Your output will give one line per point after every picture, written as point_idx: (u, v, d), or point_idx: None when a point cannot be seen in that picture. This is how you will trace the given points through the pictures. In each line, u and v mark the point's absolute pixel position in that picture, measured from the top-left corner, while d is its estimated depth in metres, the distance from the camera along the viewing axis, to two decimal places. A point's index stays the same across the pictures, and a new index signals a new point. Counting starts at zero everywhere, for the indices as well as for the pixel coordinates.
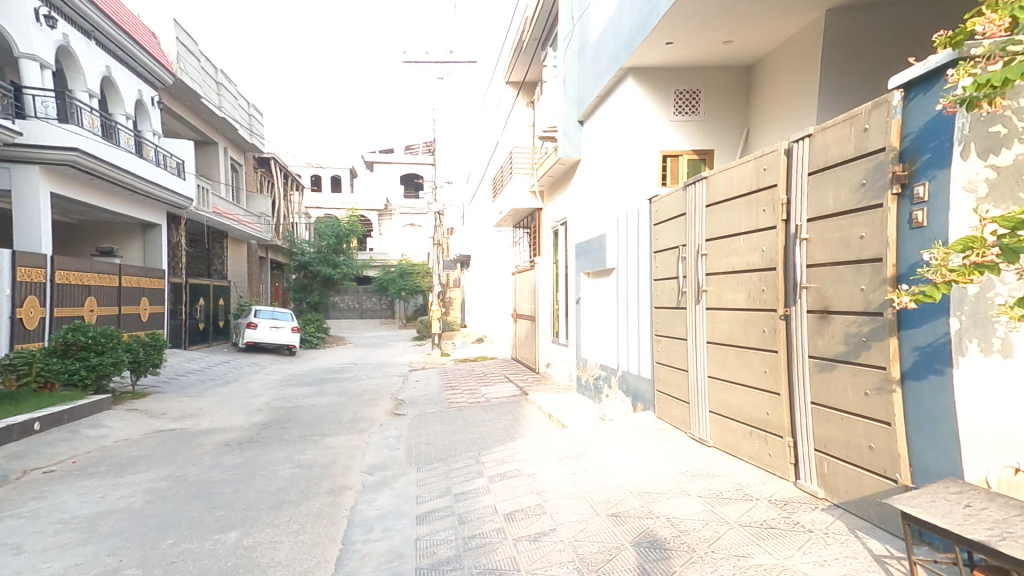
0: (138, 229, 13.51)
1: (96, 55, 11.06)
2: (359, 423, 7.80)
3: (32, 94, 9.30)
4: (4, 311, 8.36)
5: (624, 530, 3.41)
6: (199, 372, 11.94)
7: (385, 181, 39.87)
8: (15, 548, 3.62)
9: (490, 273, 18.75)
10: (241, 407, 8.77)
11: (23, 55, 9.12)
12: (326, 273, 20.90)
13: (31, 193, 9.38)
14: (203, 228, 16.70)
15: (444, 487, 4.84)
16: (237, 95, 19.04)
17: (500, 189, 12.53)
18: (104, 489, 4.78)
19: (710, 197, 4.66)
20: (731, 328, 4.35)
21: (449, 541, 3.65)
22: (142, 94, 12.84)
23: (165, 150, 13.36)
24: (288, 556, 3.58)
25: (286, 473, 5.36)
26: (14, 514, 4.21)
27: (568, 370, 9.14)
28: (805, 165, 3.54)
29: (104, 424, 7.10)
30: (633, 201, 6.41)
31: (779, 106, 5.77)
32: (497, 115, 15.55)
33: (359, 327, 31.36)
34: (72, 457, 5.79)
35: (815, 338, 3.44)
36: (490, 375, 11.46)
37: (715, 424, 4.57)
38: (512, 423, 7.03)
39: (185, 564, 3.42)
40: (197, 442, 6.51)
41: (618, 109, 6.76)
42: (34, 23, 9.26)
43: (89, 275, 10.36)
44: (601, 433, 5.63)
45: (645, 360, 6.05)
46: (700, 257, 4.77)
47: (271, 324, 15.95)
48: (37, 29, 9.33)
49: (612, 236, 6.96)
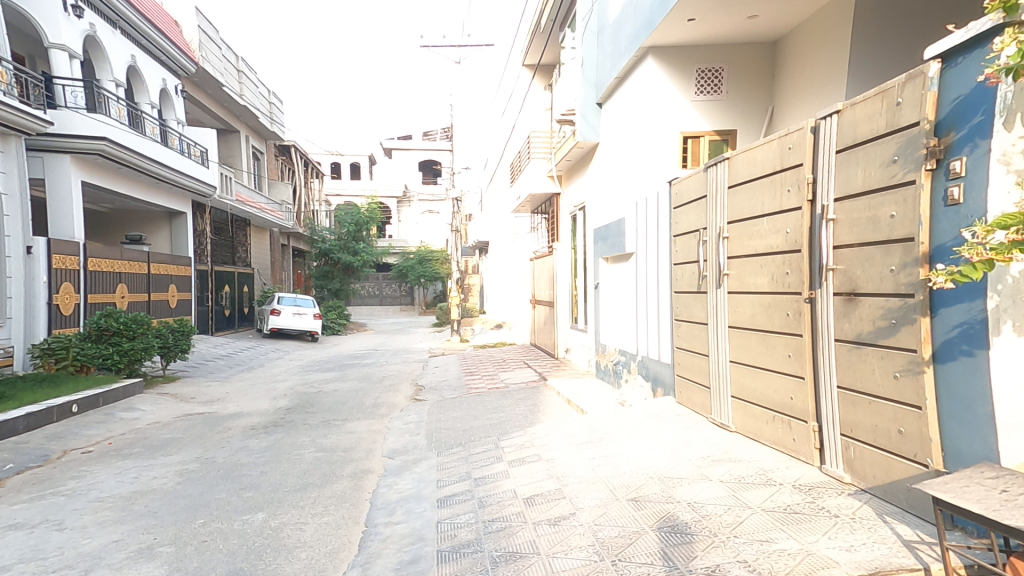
0: (164, 217, 13.77)
1: (121, 44, 11.22)
2: (380, 408, 7.92)
3: (62, 84, 9.44)
4: (42, 297, 8.67)
5: (645, 515, 3.40)
6: (225, 358, 12.22)
7: (403, 168, 39.89)
8: (57, 525, 3.78)
9: (508, 259, 18.75)
10: (266, 392, 8.95)
11: (53, 45, 9.32)
12: (346, 261, 21.07)
13: (63, 182, 9.62)
14: (227, 217, 16.96)
15: (465, 470, 4.90)
16: (258, 83, 19.21)
17: (517, 175, 12.47)
18: (137, 470, 4.95)
19: (732, 178, 4.56)
20: (754, 312, 4.28)
21: (470, 524, 3.70)
22: (166, 83, 13.01)
23: (189, 138, 13.55)
24: (313, 537, 3.67)
25: (309, 457, 5.47)
26: (55, 493, 4.39)
27: (587, 355, 9.14)
28: (833, 144, 3.43)
29: (137, 408, 7.33)
30: (652, 184, 6.31)
31: (806, 84, 5.59)
32: (514, 99, 15.41)
33: (378, 314, 31.67)
34: (107, 438, 6.00)
35: (842, 320, 3.36)
36: (509, 361, 11.49)
37: (738, 409, 4.52)
38: (531, 408, 7.07)
39: (215, 543, 3.53)
40: (223, 426, 6.68)
41: (638, 90, 6.59)
42: (63, 13, 9.44)
43: (119, 262, 10.61)
44: (620, 417, 5.63)
45: (665, 345, 6.00)
46: (722, 240, 4.69)
47: (293, 311, 16.19)
48: (65, 19, 9.51)
49: (630, 219, 6.88)
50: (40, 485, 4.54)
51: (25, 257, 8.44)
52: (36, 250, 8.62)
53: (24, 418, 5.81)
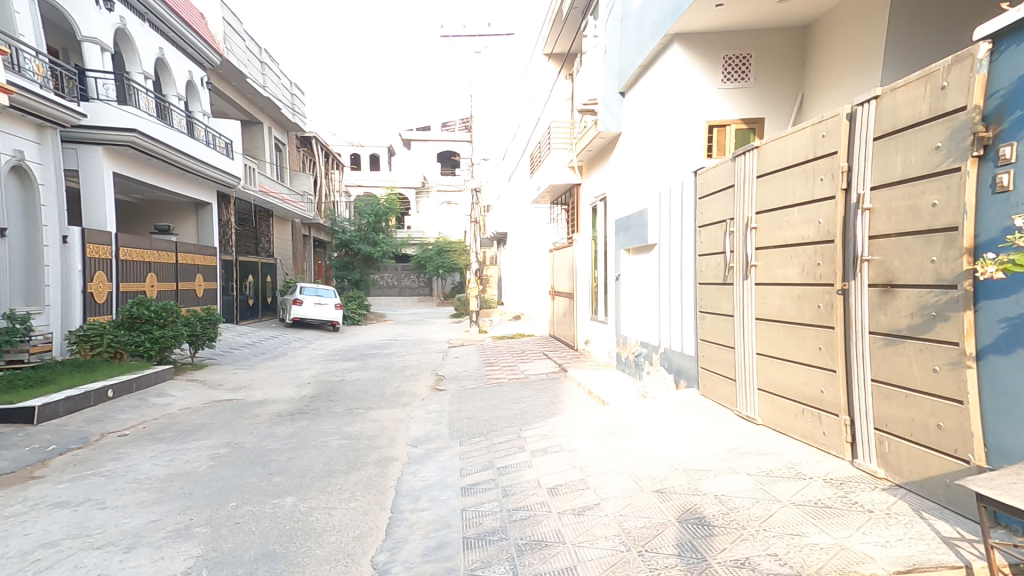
0: (191, 208, 14.01)
1: (150, 36, 11.38)
2: (402, 397, 8.01)
3: (94, 76, 9.62)
4: (77, 285, 8.94)
5: (670, 507, 3.39)
6: (250, 347, 12.45)
7: (422, 158, 39.97)
8: (100, 503, 3.90)
9: (527, 250, 18.69)
10: (290, 380, 9.12)
11: (85, 39, 9.51)
12: (366, 251, 21.26)
13: (96, 173, 9.80)
14: (250, 207, 17.18)
15: (488, 460, 4.92)
16: (281, 74, 19.38)
17: (537, 165, 12.40)
18: (171, 453, 5.08)
19: (761, 167, 4.48)
20: (783, 303, 4.20)
21: (495, 512, 3.73)
22: (192, 75, 13.17)
23: (214, 130, 13.71)
24: (342, 521, 3.73)
25: (335, 444, 5.56)
26: (96, 473, 4.53)
27: (607, 347, 9.10)
28: (870, 131, 3.34)
29: (168, 393, 7.52)
30: (677, 173, 6.23)
31: (838, 70, 5.38)
32: (535, 88, 15.27)
33: (397, 305, 31.90)
34: (142, 422, 6.17)
35: (878, 312, 3.29)
36: (528, 352, 11.49)
37: (765, 402, 4.46)
38: (552, 399, 7.08)
39: (249, 525, 3.62)
40: (251, 412, 6.82)
41: (664, 79, 6.48)
42: (94, 6, 9.62)
43: (149, 252, 10.85)
44: (642, 410, 5.59)
45: (688, 336, 5.94)
46: (750, 231, 4.61)
47: (315, 301, 16.41)
48: (97, 12, 9.69)
49: (654, 210, 6.82)
50: (82, 465, 4.70)
51: (61, 247, 8.69)
52: (72, 239, 8.88)
53: (64, 402, 6.00)
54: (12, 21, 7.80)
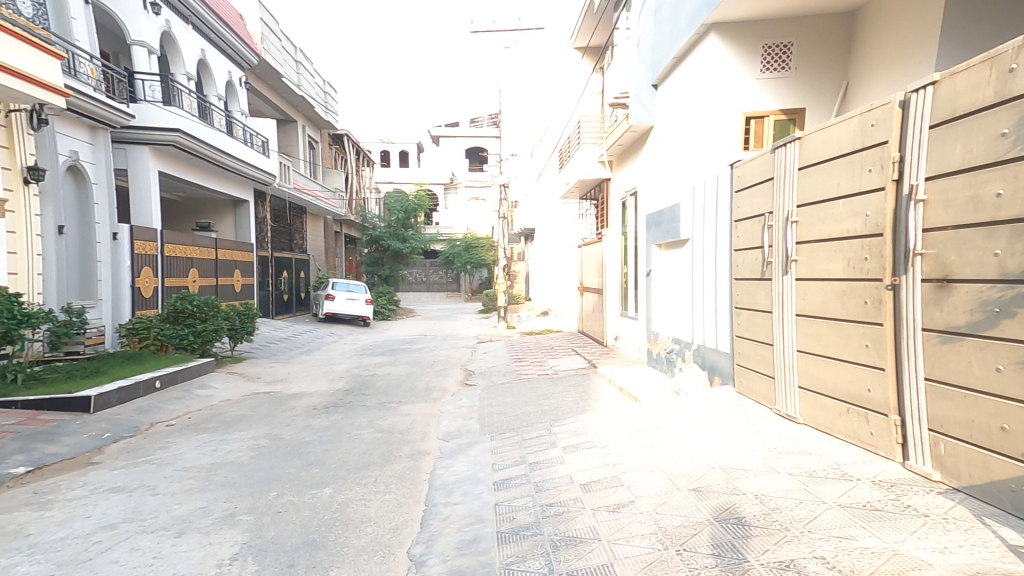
0: (229, 206, 14.41)
1: (193, 38, 11.71)
2: (432, 391, 8.10)
3: (142, 78, 9.95)
4: (126, 280, 9.31)
5: (707, 506, 3.33)
6: (285, 341, 12.76)
7: (450, 155, 40.23)
8: (151, 490, 4.05)
9: (556, 245, 18.63)
10: (323, 374, 9.30)
11: (135, 42, 9.85)
12: (396, 247, 21.54)
13: (142, 172, 10.16)
14: (285, 204, 17.57)
15: (519, 455, 4.92)
16: (315, 73, 19.73)
17: (566, 161, 12.33)
18: (215, 443, 5.24)
19: (803, 159, 4.35)
20: (826, 299, 4.07)
21: (528, 507, 3.73)
22: (231, 75, 13.51)
23: (251, 129, 14.05)
24: (377, 513, 3.79)
25: (368, 437, 5.65)
26: (147, 460, 4.71)
27: (638, 344, 9.00)
28: (925, 120, 3.19)
29: (210, 385, 7.77)
30: (713, 166, 6.08)
31: (887, 56, 5.10)
32: (565, 82, 15.17)
33: (426, 300, 32.25)
34: (186, 412, 6.39)
35: (932, 308, 3.15)
36: (557, 348, 11.46)
37: (806, 401, 4.33)
38: (583, 395, 7.05)
39: (289, 514, 3.70)
40: (287, 405, 7.00)
41: (700, 70, 6.34)
42: (143, 10, 9.95)
43: (191, 248, 11.20)
44: (676, 406, 5.51)
45: (723, 333, 5.81)
46: (790, 225, 4.47)
47: (346, 296, 16.71)
48: (145, 15, 10.01)
49: (687, 204, 6.69)
50: (134, 453, 4.90)
51: (111, 243, 9.09)
52: (122, 236, 9.27)
53: (116, 392, 6.24)
54: (69, 28, 8.11)
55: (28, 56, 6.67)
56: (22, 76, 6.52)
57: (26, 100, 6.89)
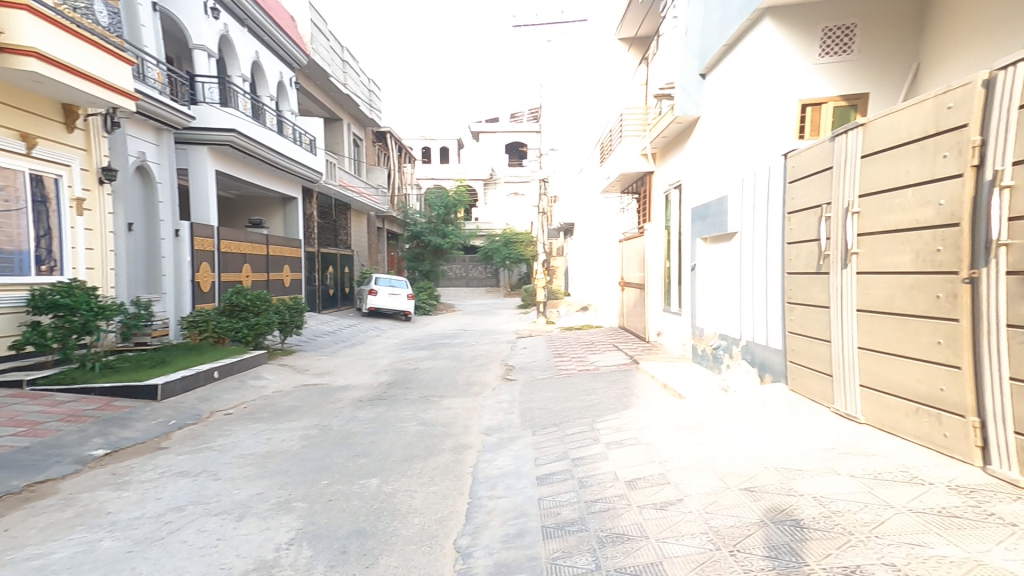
0: (278, 203, 14.93)
1: (247, 41, 12.14)
2: (473, 386, 8.16)
3: (203, 81, 10.40)
4: (187, 275, 9.79)
5: (761, 506, 3.21)
6: (330, 334, 13.14)
7: (491, 150, 40.41)
8: (213, 475, 4.24)
9: (596, 240, 18.43)
10: (367, 367, 9.52)
11: (196, 46, 10.29)
12: (436, 243, 21.81)
13: (200, 172, 10.64)
14: (331, 202, 18.03)
15: (562, 451, 4.90)
16: (360, 71, 20.14)
17: (608, 154, 12.15)
18: (269, 432, 5.44)
19: (866, 147, 4.13)
20: (891, 294, 3.85)
21: (572, 503, 3.71)
22: (282, 76, 13.94)
23: (300, 128, 14.48)
24: (423, 504, 3.84)
25: (412, 430, 5.74)
26: (208, 447, 4.94)
27: (682, 340, 8.80)
28: (1012, 98, 2.95)
29: (263, 376, 8.08)
30: (765, 156, 5.87)
31: (964, 34, 4.78)
32: (609, 73, 14.95)
33: (465, 295, 32.54)
34: (242, 402, 6.67)
35: (1018, 303, 2.93)
36: (598, 344, 11.35)
37: (869, 400, 4.12)
38: (625, 391, 6.95)
39: (339, 503, 3.80)
40: (335, 396, 7.20)
41: (752, 57, 6.11)
42: (203, 15, 10.38)
43: (244, 244, 11.66)
44: (724, 404, 5.36)
45: (775, 329, 5.61)
46: (851, 216, 4.26)
47: (388, 292, 17.05)
48: (205, 20, 10.45)
49: (736, 196, 6.48)
50: (197, 439, 5.15)
51: (173, 239, 9.63)
52: (183, 233, 9.79)
53: (180, 381, 6.58)
54: (138, 34, 8.65)
55: (102, 61, 7.08)
56: (98, 81, 6.93)
57: (101, 104, 7.33)
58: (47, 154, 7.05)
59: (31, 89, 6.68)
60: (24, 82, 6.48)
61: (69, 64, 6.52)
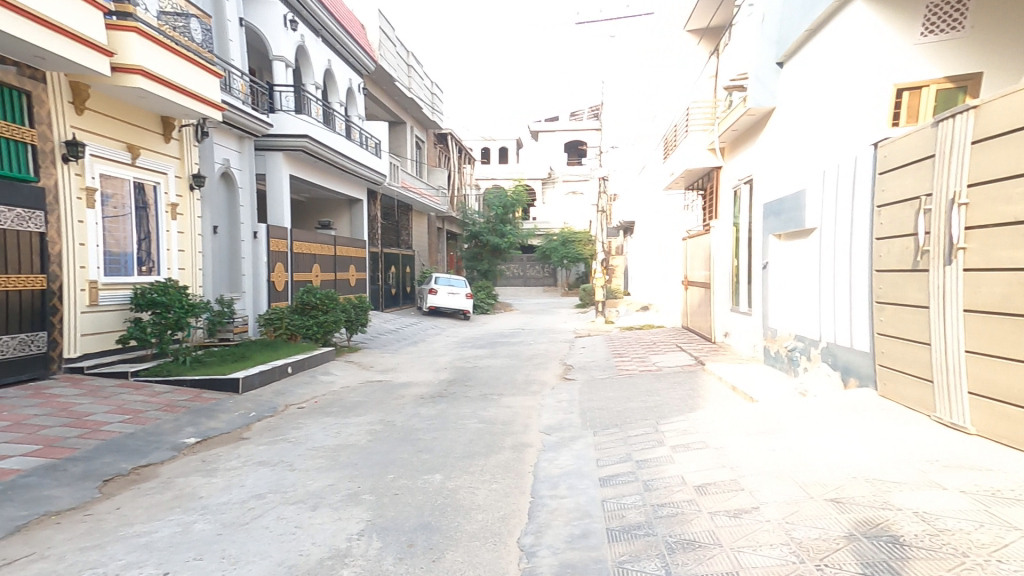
0: (345, 206, 15.55)
1: (321, 50, 12.73)
2: (532, 384, 8.14)
3: (280, 90, 11.00)
4: (263, 275, 10.37)
5: (852, 519, 2.97)
6: (393, 332, 13.53)
7: (550, 149, 40.35)
8: (288, 465, 4.44)
9: (658, 238, 17.95)
10: (428, 364, 9.72)
11: (275, 57, 10.90)
12: (494, 243, 22.00)
13: (276, 177, 11.24)
14: (393, 204, 18.58)
15: (625, 452, 4.77)
16: (424, 75, 20.66)
17: (673, 150, 11.81)
18: (337, 426, 5.65)
19: (978, 131, 3.73)
20: (1008, 292, 3.46)
21: (638, 506, 3.59)
22: (351, 82, 14.50)
23: (366, 132, 15.01)
24: (486, 501, 3.84)
25: (472, 427, 5.78)
26: (284, 438, 5.18)
27: (752, 341, 8.39)
28: None
29: (332, 372, 8.43)
30: (851, 146, 5.47)
31: None
32: (677, 65, 14.53)
33: (523, 294, 32.63)
34: (313, 396, 6.97)
35: None
36: (660, 344, 11.04)
37: (980, 409, 3.72)
38: (691, 393, 6.69)
39: (405, 497, 3.87)
40: (398, 393, 7.39)
41: (840, 40, 5.71)
42: (283, 28, 10.98)
43: (314, 246, 12.21)
44: (803, 408, 5.04)
45: (861, 330, 5.21)
46: (957, 208, 3.88)
47: (448, 291, 17.36)
48: (284, 32, 11.05)
49: (816, 189, 6.09)
50: (274, 431, 5.42)
51: (253, 241, 10.20)
52: (261, 234, 10.36)
53: (258, 375, 6.97)
54: (227, 48, 9.29)
55: (195, 76, 7.66)
56: (192, 95, 7.51)
57: (192, 115, 7.93)
58: (149, 164, 7.72)
59: (135, 103, 7.31)
60: (131, 98, 7.10)
61: (170, 80, 7.09)
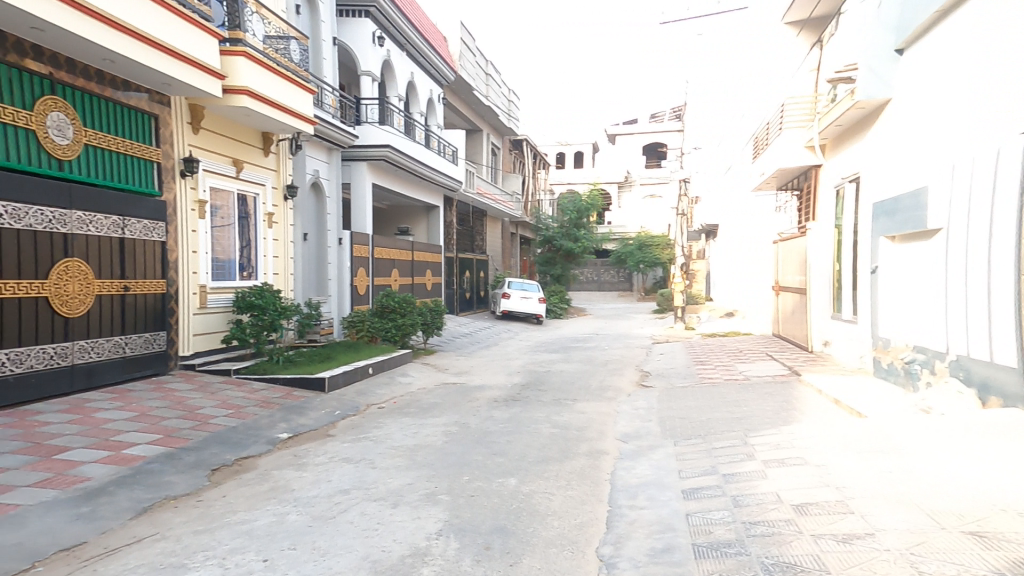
0: (422, 212, 16.04)
1: (405, 63, 13.26)
2: (607, 390, 7.90)
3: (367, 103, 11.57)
4: (347, 280, 10.88)
5: (998, 557, 2.55)
6: (467, 335, 13.73)
7: (627, 152, 39.60)
8: (370, 463, 4.55)
9: (744, 241, 16.97)
10: (501, 368, 9.73)
11: (363, 72, 11.50)
12: (567, 247, 21.82)
13: (359, 187, 11.79)
14: (468, 210, 18.93)
15: (710, 464, 4.45)
16: (502, 83, 20.97)
17: (765, 149, 11.12)
18: (415, 426, 5.75)
19: None
20: None
21: (727, 522, 3.31)
22: (432, 93, 14.97)
23: (444, 140, 15.43)
24: (561, 507, 3.71)
25: (546, 432, 5.67)
26: (366, 437, 5.34)
27: (858, 351, 7.63)
28: None
29: (409, 374, 8.65)
30: (988, 134, 4.84)
31: None
32: (769, 57, 13.70)
33: (596, 299, 32.11)
34: (393, 397, 7.17)
35: None
36: (746, 352, 10.37)
37: None
38: (784, 405, 6.18)
39: (480, 499, 3.82)
40: (473, 395, 7.44)
41: (978, 20, 5.08)
42: (371, 44, 11.55)
43: (393, 251, 12.66)
44: (925, 428, 4.48)
45: (1005, 344, 4.53)
46: None
47: (521, 295, 17.40)
48: (372, 48, 11.62)
49: (941, 185, 5.43)
50: (356, 429, 5.61)
51: (337, 247, 10.73)
52: (344, 241, 10.88)
53: (342, 374, 7.28)
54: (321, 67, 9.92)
55: (294, 94, 8.23)
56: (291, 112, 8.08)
57: (289, 130, 8.51)
58: (250, 177, 8.34)
59: (242, 121, 7.94)
60: (239, 116, 7.73)
61: (274, 99, 7.68)
